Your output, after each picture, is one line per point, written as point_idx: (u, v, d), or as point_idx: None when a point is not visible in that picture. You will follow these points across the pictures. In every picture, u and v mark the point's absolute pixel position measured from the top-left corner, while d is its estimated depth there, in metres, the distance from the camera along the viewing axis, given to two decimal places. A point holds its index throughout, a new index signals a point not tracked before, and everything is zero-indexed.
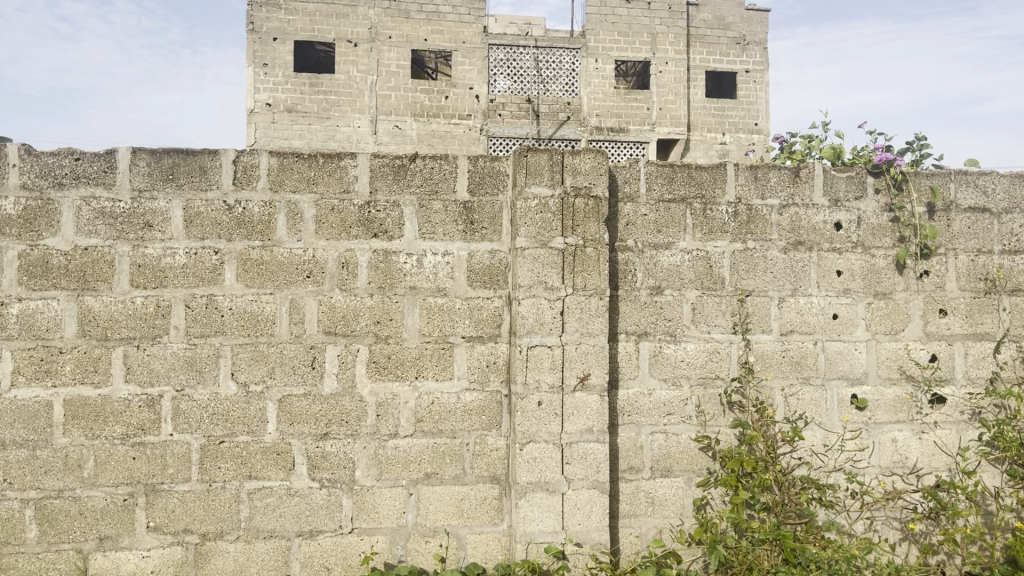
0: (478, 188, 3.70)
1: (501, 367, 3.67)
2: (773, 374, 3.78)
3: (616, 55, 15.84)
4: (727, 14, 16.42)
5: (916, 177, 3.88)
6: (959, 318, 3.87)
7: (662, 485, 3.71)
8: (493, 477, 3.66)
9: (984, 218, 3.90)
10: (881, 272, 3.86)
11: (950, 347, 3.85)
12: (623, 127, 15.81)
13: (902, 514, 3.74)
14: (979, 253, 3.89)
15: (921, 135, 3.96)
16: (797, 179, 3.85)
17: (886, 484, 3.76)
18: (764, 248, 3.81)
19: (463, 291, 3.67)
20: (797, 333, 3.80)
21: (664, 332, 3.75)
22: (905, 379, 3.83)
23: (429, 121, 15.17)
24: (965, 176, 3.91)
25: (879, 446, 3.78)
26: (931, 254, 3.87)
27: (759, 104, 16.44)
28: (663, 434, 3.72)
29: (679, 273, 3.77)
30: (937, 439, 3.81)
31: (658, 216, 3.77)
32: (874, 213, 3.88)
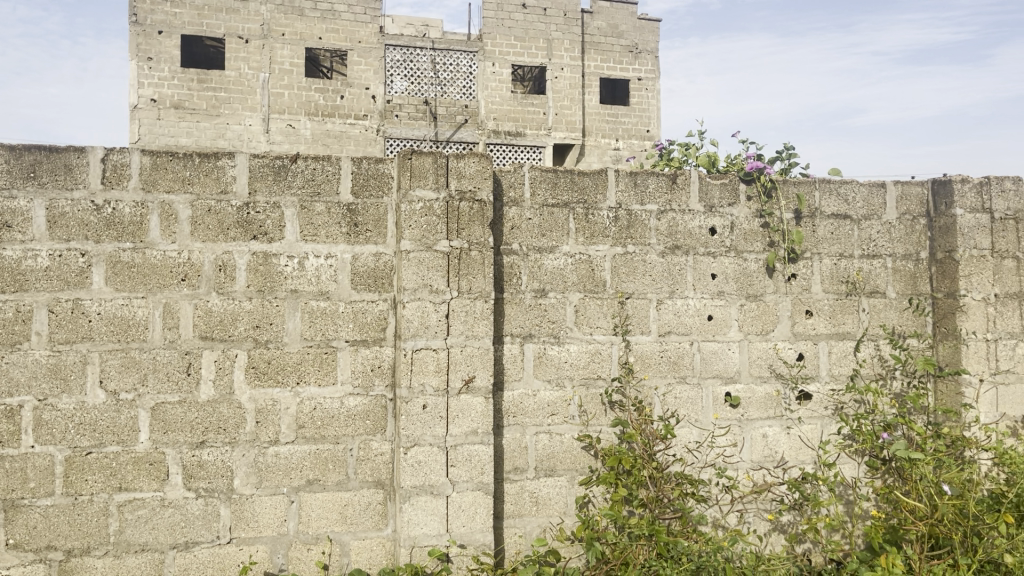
0: (361, 190, 3.67)
1: (386, 371, 3.65)
2: (651, 373, 3.90)
3: (513, 59, 15.97)
4: (620, 23, 16.86)
5: (784, 185, 4.09)
6: (823, 319, 4.09)
7: (546, 485, 3.77)
8: (378, 482, 3.63)
9: (845, 224, 4.14)
10: (752, 275, 4.04)
11: (815, 347, 4.07)
12: (520, 131, 15.97)
13: (770, 506, 3.92)
14: (841, 257, 4.13)
15: (789, 144, 4.17)
16: (674, 186, 3.99)
17: (755, 478, 3.93)
18: (643, 252, 3.93)
19: (346, 295, 3.63)
20: (674, 334, 3.94)
21: (548, 334, 3.81)
22: (774, 377, 4.03)
23: (324, 120, 14.88)
24: (829, 185, 4.14)
25: (749, 442, 3.96)
26: (798, 258, 4.08)
27: (650, 111, 16.93)
28: (547, 434, 3.78)
29: (562, 276, 3.84)
30: (802, 433, 4.02)
31: (542, 221, 3.83)
32: (746, 219, 4.07)
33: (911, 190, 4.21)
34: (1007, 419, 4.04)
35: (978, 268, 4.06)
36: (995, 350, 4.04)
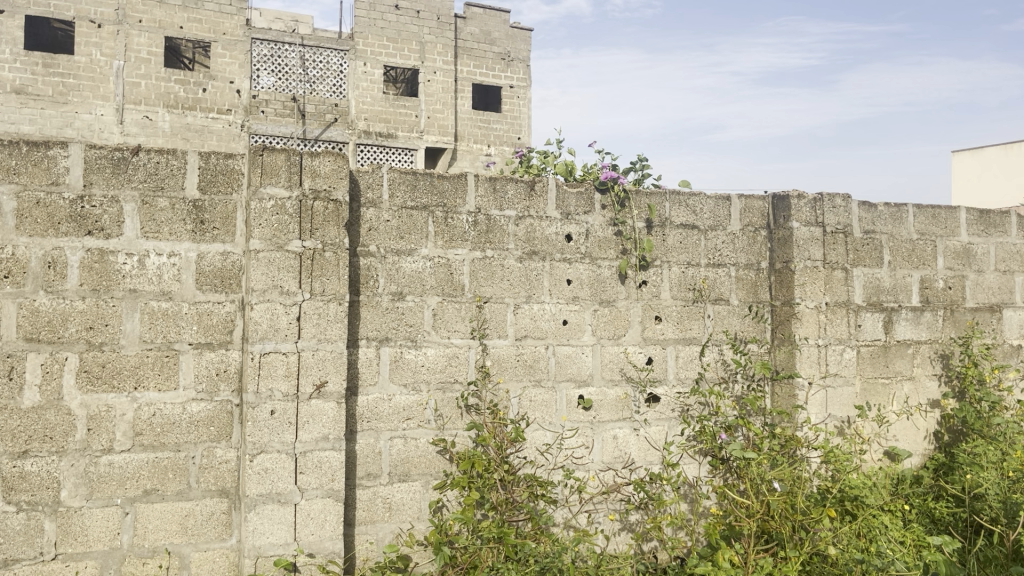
0: (209, 186, 3.52)
1: (232, 375, 3.51)
2: (506, 377, 3.94)
3: (385, 60, 15.82)
4: (493, 30, 17.02)
5: (637, 195, 4.22)
6: (671, 325, 4.26)
7: (399, 490, 3.72)
8: (222, 491, 3.48)
9: (693, 234, 4.33)
10: (605, 281, 4.16)
11: (664, 351, 4.23)
12: (392, 133, 15.79)
13: (617, 506, 4.03)
14: (689, 265, 4.31)
15: (643, 156, 4.31)
16: (532, 192, 4.04)
17: (604, 478, 4.04)
18: (501, 256, 3.96)
19: (191, 295, 3.46)
20: (530, 338, 3.99)
21: (405, 338, 3.78)
22: (624, 380, 4.15)
23: (184, 113, 14.22)
24: (679, 196, 4.31)
25: (600, 443, 4.06)
26: (648, 266, 4.23)
27: (521, 119, 17.26)
28: (402, 439, 3.74)
29: (420, 279, 3.81)
30: (649, 434, 4.16)
31: (400, 223, 3.79)
32: (600, 226, 4.18)
33: (753, 203, 4.45)
34: (835, 419, 4.34)
35: (811, 278, 4.33)
36: (826, 355, 4.33)
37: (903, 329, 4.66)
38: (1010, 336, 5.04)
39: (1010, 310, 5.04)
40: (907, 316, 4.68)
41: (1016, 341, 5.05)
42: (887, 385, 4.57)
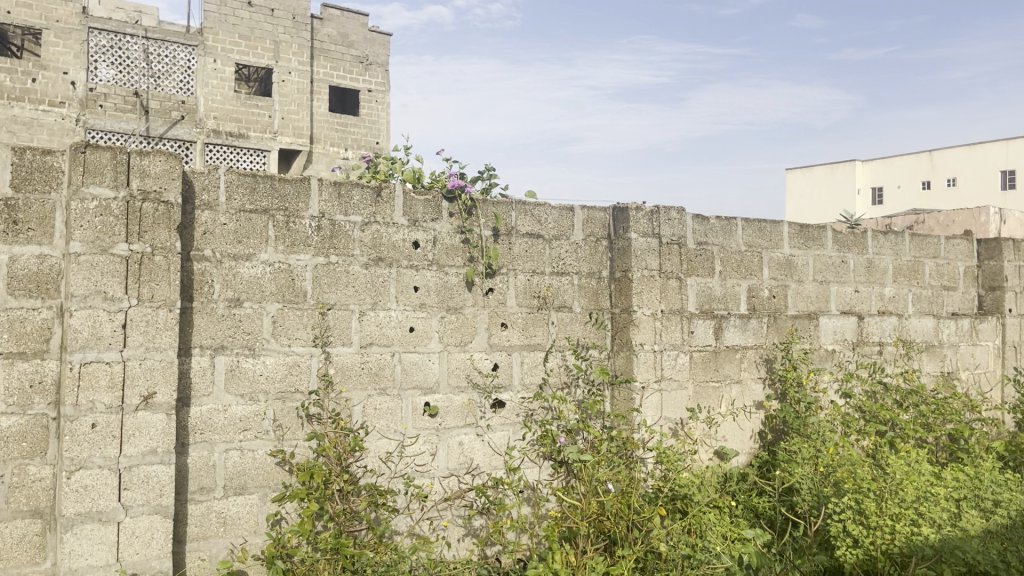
0: (24, 184, 3.28)
1: (48, 387, 3.27)
2: (350, 385, 3.87)
3: (236, 58, 15.27)
4: (351, 33, 16.88)
5: (483, 204, 4.27)
6: (516, 331, 4.34)
7: (234, 503, 3.59)
8: (35, 511, 3.23)
9: (538, 243, 4.42)
10: (452, 289, 4.18)
11: (509, 357, 4.30)
12: (243, 133, 15.25)
13: (461, 511, 4.06)
14: (534, 273, 4.40)
15: (490, 165, 4.37)
16: (378, 198, 4.01)
17: (447, 485, 4.05)
18: (346, 263, 3.90)
19: (1, 300, 3.21)
20: (375, 345, 3.95)
21: (242, 346, 3.65)
22: (470, 387, 4.18)
23: (9, 104, 13.21)
24: (525, 206, 4.40)
25: (446, 449, 4.08)
26: (494, 273, 4.29)
27: (379, 123, 17.26)
28: (238, 451, 3.61)
29: (259, 285, 3.70)
30: (492, 440, 4.22)
31: (238, 227, 3.67)
32: (448, 234, 4.19)
33: (595, 214, 4.61)
34: (669, 420, 4.55)
35: (648, 286, 4.52)
36: (661, 360, 4.53)
37: (731, 335, 4.96)
38: (826, 341, 5.46)
39: (827, 318, 5.46)
40: (735, 322, 4.98)
41: (831, 345, 5.47)
42: (716, 388, 4.86)
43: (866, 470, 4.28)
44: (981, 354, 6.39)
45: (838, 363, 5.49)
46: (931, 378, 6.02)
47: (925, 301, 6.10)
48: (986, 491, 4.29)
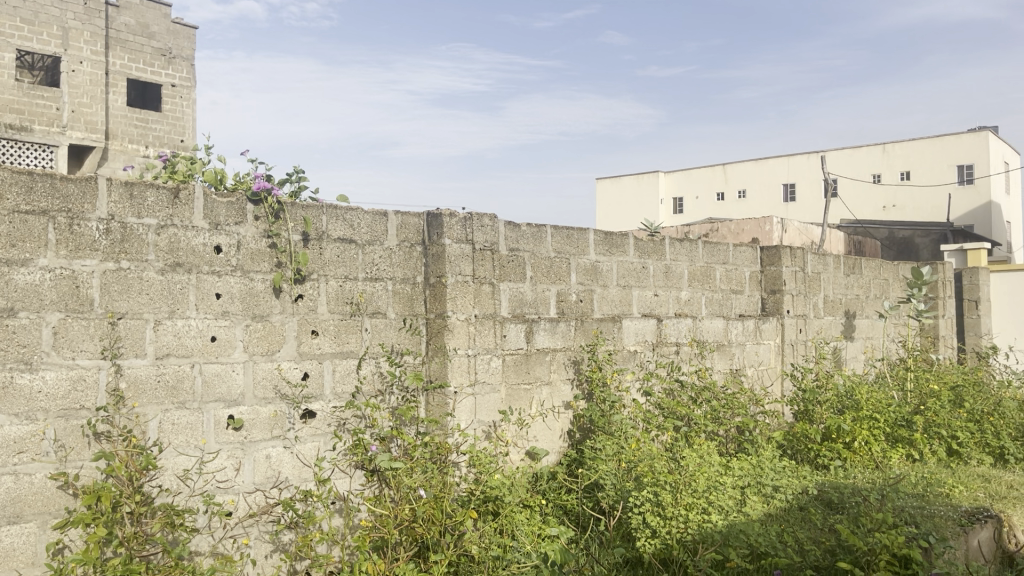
0: None
1: None
2: (144, 400, 3.61)
3: (17, 43, 14.34)
4: (152, 23, 16.27)
5: (292, 207, 4.14)
6: (328, 338, 4.23)
7: (8, 534, 3.25)
8: None
9: (350, 248, 4.34)
10: (258, 295, 4.01)
11: (319, 365, 4.19)
12: (27, 125, 14.19)
13: (268, 527, 3.90)
14: (346, 279, 4.32)
15: (299, 167, 4.22)
16: (176, 200, 3.77)
17: (253, 500, 3.88)
18: (139, 269, 3.64)
19: None
20: (173, 356, 3.71)
21: (16, 361, 3.31)
22: (277, 398, 4.03)
23: None
24: (335, 211, 4.30)
25: (252, 463, 3.91)
26: (304, 279, 4.16)
27: (184, 120, 16.59)
28: (12, 476, 3.27)
29: (37, 293, 3.38)
30: (301, 452, 4.09)
31: (12, 229, 3.33)
32: (253, 238, 4.02)
33: (409, 220, 4.58)
34: (482, 424, 4.62)
35: (462, 292, 4.56)
36: (474, 364, 4.59)
37: (542, 338, 5.11)
38: (629, 342, 5.75)
39: (629, 320, 5.76)
40: (545, 326, 5.14)
41: (633, 346, 5.78)
42: (527, 390, 4.98)
43: (663, 463, 4.54)
44: (764, 352, 6.98)
45: (640, 363, 5.81)
46: (721, 375, 6.50)
47: (716, 304, 6.58)
48: (765, 478, 4.70)
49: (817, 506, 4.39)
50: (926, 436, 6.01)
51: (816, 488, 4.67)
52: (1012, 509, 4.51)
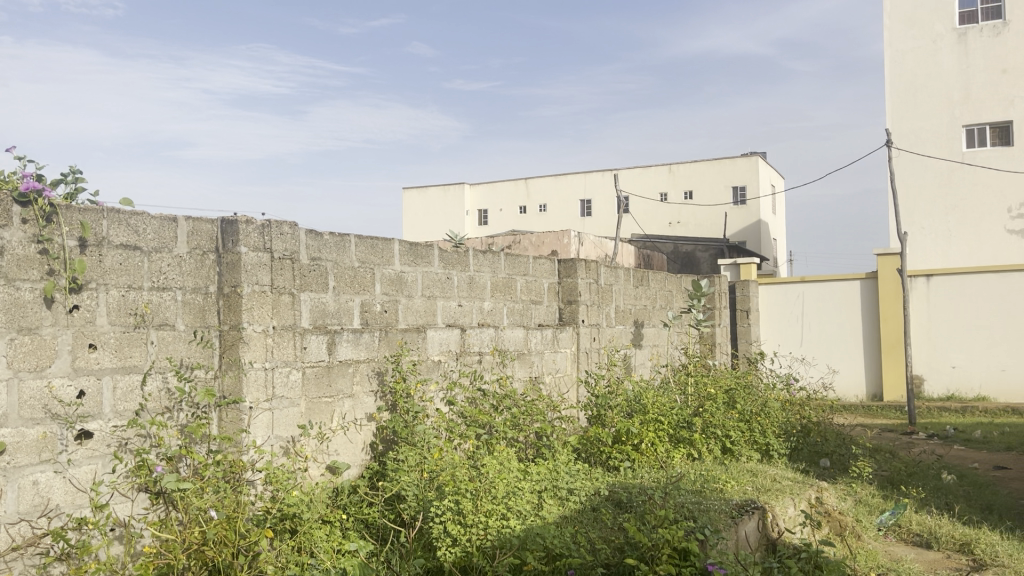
0: None
1: None
2: None
3: None
4: None
5: (67, 211, 3.79)
6: (108, 353, 3.93)
7: None
8: None
9: (134, 255, 4.05)
10: (24, 305, 3.64)
11: (98, 382, 3.88)
12: None
13: (35, 560, 3.55)
14: (129, 288, 4.03)
15: (75, 167, 3.88)
16: None
17: (17, 532, 3.51)
18: None
19: None
20: None
21: None
22: (48, 418, 3.68)
23: None
24: (117, 215, 4.00)
25: (17, 491, 3.55)
26: (80, 288, 3.83)
27: None
28: None
29: None
30: (75, 477, 3.75)
31: None
32: (20, 243, 3.64)
33: (201, 226, 4.36)
34: (279, 439, 4.46)
35: (259, 302, 4.41)
36: (271, 378, 4.44)
37: (344, 349, 5.01)
38: (432, 352, 5.77)
39: (433, 330, 5.79)
40: (348, 337, 5.05)
41: (436, 356, 5.81)
42: (328, 403, 4.87)
43: (464, 471, 4.60)
44: (561, 360, 7.26)
45: (443, 372, 5.84)
46: (521, 383, 6.69)
47: (517, 314, 6.78)
48: (561, 481, 4.91)
49: (608, 506, 4.64)
50: (704, 436, 6.50)
51: (607, 489, 4.93)
52: (774, 500, 4.95)
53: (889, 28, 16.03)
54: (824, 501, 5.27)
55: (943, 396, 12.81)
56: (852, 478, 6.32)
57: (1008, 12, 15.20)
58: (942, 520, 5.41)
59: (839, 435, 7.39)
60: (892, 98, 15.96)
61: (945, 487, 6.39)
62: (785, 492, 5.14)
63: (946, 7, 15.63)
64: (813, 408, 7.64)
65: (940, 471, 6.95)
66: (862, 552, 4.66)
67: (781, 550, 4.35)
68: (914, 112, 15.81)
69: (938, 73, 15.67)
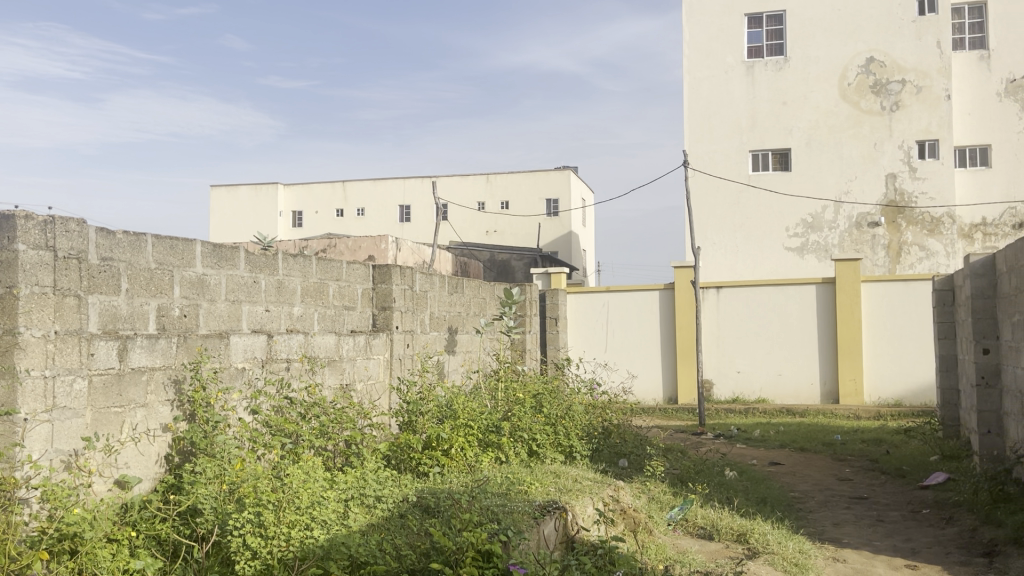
0: None
1: None
2: None
3: None
4: None
5: None
6: None
7: None
8: None
9: None
10: None
11: None
12: None
13: None
14: None
15: None
16: None
17: None
18: None
19: None
20: None
21: None
22: None
23: None
24: None
25: None
26: None
27: None
28: None
29: None
30: None
31: None
32: None
33: None
34: (60, 454, 4.11)
35: (38, 304, 4.06)
36: (52, 387, 4.10)
37: (137, 356, 4.69)
38: (236, 360, 5.51)
39: (237, 337, 5.55)
40: (142, 343, 4.73)
41: (240, 363, 5.55)
42: (118, 414, 4.55)
43: (267, 482, 4.45)
44: (373, 366, 7.18)
45: (248, 381, 5.58)
46: (330, 391, 6.55)
47: (328, 320, 6.66)
48: (368, 489, 4.87)
49: (415, 512, 4.65)
50: (511, 439, 6.69)
51: (415, 495, 4.95)
52: (574, 499, 5.18)
53: (688, 56, 17.27)
54: (619, 498, 5.58)
55: (729, 398, 13.93)
56: (647, 477, 6.74)
57: (788, 50, 16.85)
58: (723, 513, 5.89)
59: (636, 437, 7.85)
60: (690, 122, 17.20)
61: (727, 482, 6.96)
62: (585, 491, 5.41)
63: (738, 41, 17.05)
64: (614, 411, 8.08)
65: (723, 468, 7.56)
66: (652, 547, 4.98)
67: (579, 548, 4.55)
68: (708, 136, 17.09)
69: (729, 100, 17.03)
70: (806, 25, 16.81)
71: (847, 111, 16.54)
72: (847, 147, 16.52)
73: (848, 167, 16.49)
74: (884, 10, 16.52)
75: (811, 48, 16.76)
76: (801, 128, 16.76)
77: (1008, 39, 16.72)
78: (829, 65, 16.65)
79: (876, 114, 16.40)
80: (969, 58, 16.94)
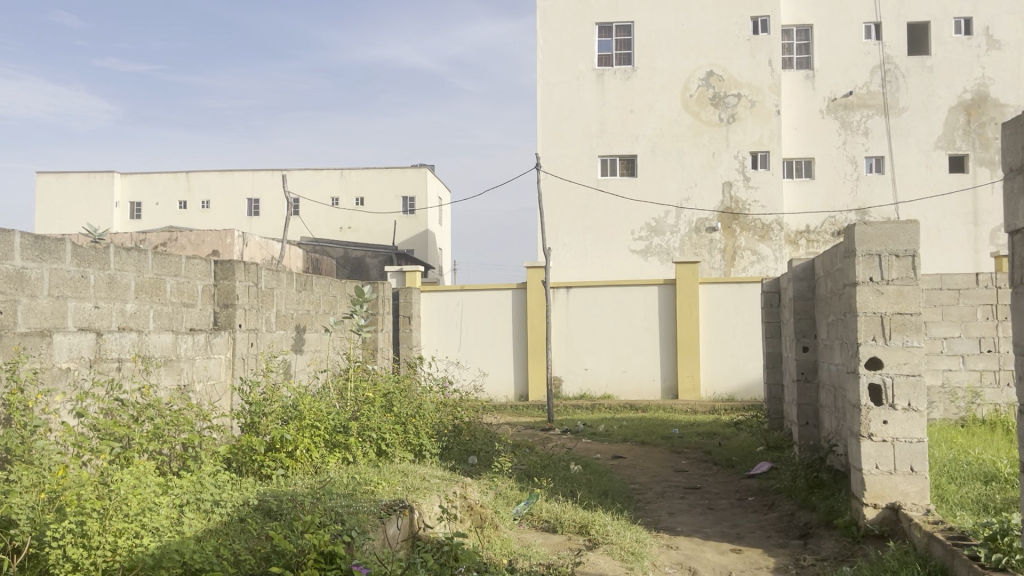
0: None
1: None
2: None
3: None
4: None
5: None
6: None
7: None
8: None
9: None
10: None
11: None
12: None
13: None
14: None
15: None
16: None
17: None
18: None
19: None
20: None
21: None
22: None
23: None
24: None
25: None
26: None
27: None
28: None
29: None
30: None
31: None
32: None
33: None
34: None
35: None
36: None
37: None
38: (59, 359, 5.14)
39: (61, 335, 5.17)
40: None
41: (64, 363, 5.17)
42: None
43: (92, 489, 4.18)
44: (214, 366, 6.87)
45: (72, 382, 5.21)
46: (167, 392, 6.22)
47: (165, 318, 6.34)
48: (206, 493, 4.68)
49: (255, 516, 4.52)
50: (359, 439, 6.61)
51: (257, 498, 4.81)
52: (420, 498, 5.19)
53: (542, 60, 17.64)
54: (466, 495, 5.62)
55: (577, 395, 14.37)
56: (494, 473, 6.84)
57: (635, 60, 17.56)
58: (566, 506, 6.07)
59: (485, 434, 7.94)
60: (544, 126, 17.55)
61: (571, 476, 7.17)
62: (432, 489, 5.42)
63: (589, 48, 17.58)
64: (464, 409, 8.12)
65: (568, 462, 7.79)
66: (496, 542, 5.06)
67: (424, 546, 4.56)
68: (560, 140, 17.51)
69: (581, 106, 17.53)
70: (651, 37, 17.58)
71: (689, 121, 17.42)
72: (689, 155, 17.40)
73: (689, 174, 17.37)
74: (722, 27, 17.51)
75: (657, 59, 17.55)
76: (647, 135, 17.49)
77: (831, 61, 18.12)
78: (673, 77, 17.48)
79: (715, 125, 17.36)
80: (797, 77, 18.23)
